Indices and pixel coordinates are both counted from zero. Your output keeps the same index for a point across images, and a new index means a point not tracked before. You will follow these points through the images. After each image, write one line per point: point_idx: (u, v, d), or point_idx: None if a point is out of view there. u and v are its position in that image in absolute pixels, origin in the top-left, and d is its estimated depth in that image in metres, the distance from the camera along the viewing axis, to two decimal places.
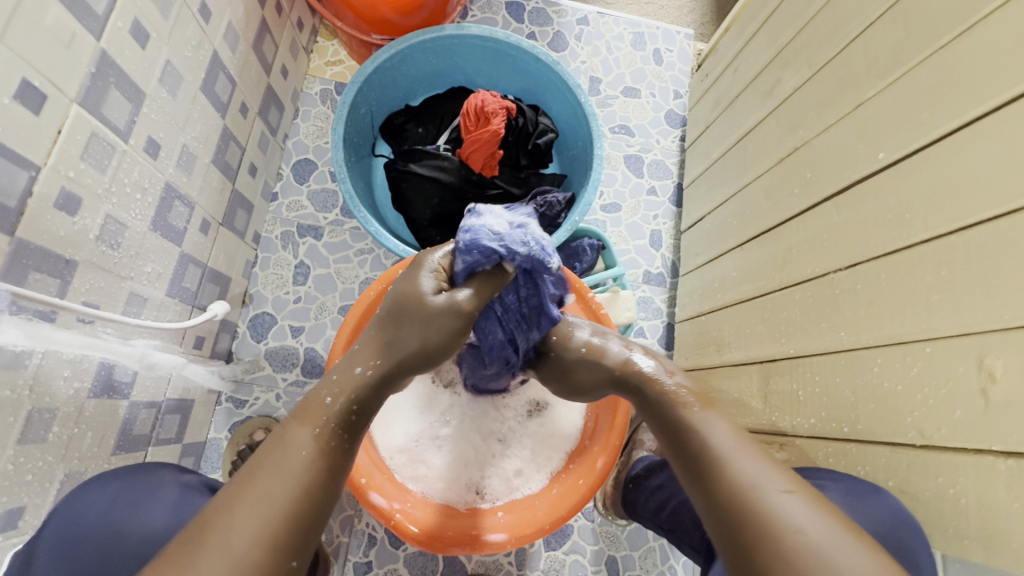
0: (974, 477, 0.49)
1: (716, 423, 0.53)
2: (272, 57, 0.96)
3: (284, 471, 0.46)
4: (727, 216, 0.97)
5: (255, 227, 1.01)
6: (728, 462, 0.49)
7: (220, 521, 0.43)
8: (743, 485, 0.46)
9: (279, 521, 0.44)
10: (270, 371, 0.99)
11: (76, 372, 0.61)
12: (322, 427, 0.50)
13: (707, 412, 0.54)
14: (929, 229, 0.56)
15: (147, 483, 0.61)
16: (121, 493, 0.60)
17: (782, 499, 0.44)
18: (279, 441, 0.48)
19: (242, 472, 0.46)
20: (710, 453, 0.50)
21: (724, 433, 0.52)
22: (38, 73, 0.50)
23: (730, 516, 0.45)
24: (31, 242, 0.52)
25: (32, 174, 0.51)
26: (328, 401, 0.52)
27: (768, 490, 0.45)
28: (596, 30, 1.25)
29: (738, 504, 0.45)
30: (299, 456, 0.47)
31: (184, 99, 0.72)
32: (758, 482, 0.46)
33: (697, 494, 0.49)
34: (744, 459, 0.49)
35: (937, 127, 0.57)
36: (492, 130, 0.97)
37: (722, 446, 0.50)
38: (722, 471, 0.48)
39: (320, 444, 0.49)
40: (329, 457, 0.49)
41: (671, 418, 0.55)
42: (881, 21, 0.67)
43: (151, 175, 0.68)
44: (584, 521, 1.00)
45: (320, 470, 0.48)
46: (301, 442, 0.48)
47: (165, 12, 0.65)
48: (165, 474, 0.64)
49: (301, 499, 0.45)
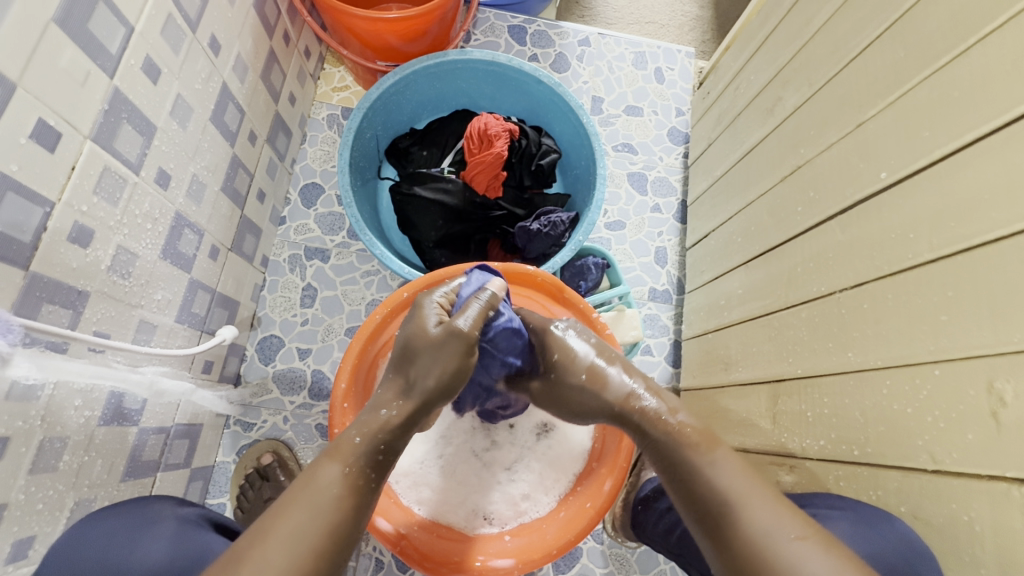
0: (988, 504, 0.48)
1: (728, 464, 0.52)
2: (280, 85, 0.98)
3: (312, 506, 0.47)
4: (732, 233, 0.97)
5: (263, 251, 1.03)
6: (742, 508, 0.47)
7: (251, 556, 0.43)
8: (754, 531, 0.46)
9: (309, 557, 0.44)
10: (278, 395, 1.00)
11: (87, 401, 0.62)
12: (351, 465, 0.51)
13: (716, 452, 0.53)
14: (934, 249, 0.55)
15: (144, 517, 0.61)
16: (115, 527, 0.59)
17: (793, 546, 0.44)
18: (310, 477, 0.49)
19: (273, 508, 0.47)
20: (724, 498, 0.49)
21: (735, 475, 0.50)
22: (53, 113, 0.52)
23: (735, 559, 0.46)
24: (44, 276, 0.54)
25: (45, 210, 0.53)
26: (356, 440, 0.53)
27: (782, 537, 0.45)
28: (597, 51, 1.27)
29: (753, 549, 0.45)
30: (326, 493, 0.48)
31: (194, 130, 0.74)
32: (771, 528, 0.45)
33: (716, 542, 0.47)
34: (755, 501, 0.48)
35: (937, 147, 0.57)
36: (495, 153, 0.98)
37: (732, 488, 0.49)
38: (730, 516, 0.47)
39: (349, 483, 0.50)
40: (357, 496, 0.50)
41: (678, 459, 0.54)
42: (878, 42, 0.68)
43: (161, 206, 0.69)
44: (593, 543, 0.98)
45: (346, 509, 0.48)
46: (329, 480, 0.49)
47: (176, 48, 0.67)
48: (163, 507, 0.64)
49: (325, 539, 0.46)
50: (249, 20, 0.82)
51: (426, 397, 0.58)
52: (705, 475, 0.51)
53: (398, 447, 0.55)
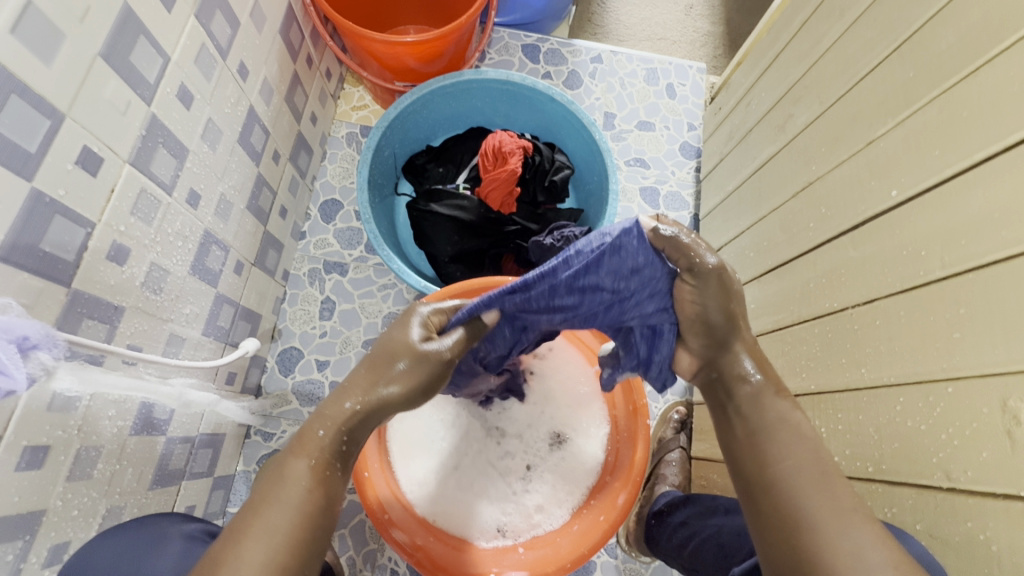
0: (1004, 522, 0.47)
1: (804, 450, 0.51)
2: (302, 105, 1.02)
3: (283, 503, 0.48)
4: (744, 247, 0.98)
5: (284, 266, 1.06)
6: (809, 494, 0.48)
7: (230, 555, 0.45)
8: (804, 520, 0.47)
9: (289, 547, 0.46)
10: (297, 405, 1.02)
11: (120, 412, 0.64)
12: (317, 457, 0.51)
13: (798, 436, 0.52)
14: (946, 267, 0.56)
15: (152, 534, 0.63)
16: (129, 546, 0.61)
17: (854, 536, 0.44)
18: (278, 474, 0.50)
19: (249, 506, 0.48)
20: (794, 483, 0.49)
21: (812, 460, 0.50)
22: (97, 140, 0.55)
23: (790, 540, 0.46)
24: (85, 293, 0.57)
25: (87, 231, 0.56)
26: (320, 432, 0.53)
27: (840, 525, 0.45)
28: (609, 68, 1.29)
29: (812, 533, 0.46)
30: (295, 488, 0.49)
31: (223, 150, 0.77)
32: (833, 515, 0.46)
33: (776, 523, 0.48)
34: (818, 492, 0.48)
35: (948, 165, 0.57)
36: (509, 170, 1.00)
37: (801, 473, 0.49)
38: (796, 497, 0.48)
39: (316, 476, 0.50)
40: (325, 486, 0.51)
41: (750, 434, 0.54)
42: (887, 61, 0.69)
43: (191, 225, 0.72)
44: (607, 557, 0.98)
45: (316, 500, 0.49)
46: (297, 474, 0.50)
47: (208, 75, 0.70)
48: (168, 525, 0.65)
49: (300, 533, 0.47)
50: (276, 45, 0.86)
51: (389, 400, 0.56)
52: (778, 455, 0.51)
53: (362, 435, 0.55)
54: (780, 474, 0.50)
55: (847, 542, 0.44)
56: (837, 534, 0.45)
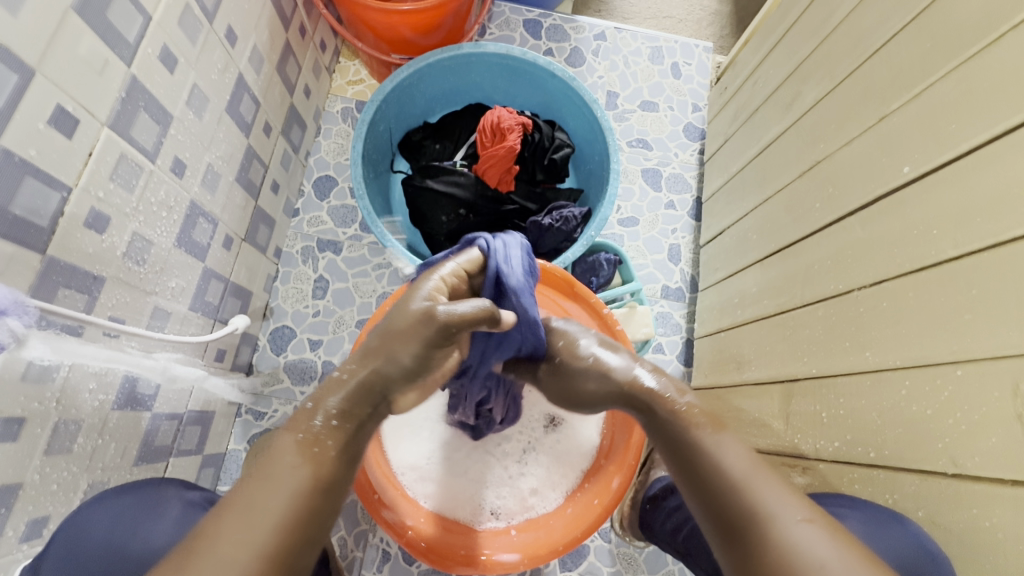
0: (1011, 511, 0.45)
1: (728, 447, 0.52)
2: (295, 77, 0.99)
3: (270, 478, 0.47)
4: (747, 230, 0.95)
5: (277, 242, 1.04)
6: (748, 490, 0.48)
7: (213, 533, 0.43)
8: (751, 518, 0.46)
9: (273, 526, 0.44)
10: (289, 384, 1.00)
11: (101, 385, 0.63)
12: (304, 433, 0.51)
13: (721, 434, 0.54)
14: (958, 246, 0.53)
15: (151, 498, 0.62)
16: (129, 507, 0.61)
17: (798, 528, 0.44)
18: (268, 451, 0.50)
19: (238, 484, 0.48)
20: (730, 483, 0.49)
21: (738, 459, 0.51)
22: (71, 99, 0.52)
23: (741, 542, 0.46)
24: (61, 260, 0.55)
25: (63, 195, 0.53)
26: (309, 407, 0.54)
27: (785, 519, 0.45)
28: (613, 45, 1.26)
29: (760, 534, 0.45)
30: (282, 462, 0.48)
31: (210, 119, 0.74)
32: (774, 509, 0.46)
33: (727, 526, 0.47)
34: (760, 485, 0.48)
35: (966, 139, 0.55)
36: (507, 146, 0.97)
37: (734, 471, 0.50)
38: (737, 497, 0.48)
39: (304, 448, 0.50)
40: (317, 460, 0.50)
41: (679, 439, 0.55)
42: (903, 33, 0.66)
43: (177, 195, 0.70)
44: (601, 542, 0.98)
45: (306, 475, 0.48)
46: (284, 450, 0.49)
47: (193, 38, 0.67)
48: (170, 489, 0.64)
49: (286, 510, 0.45)
50: (266, 12, 0.83)
51: (388, 369, 0.57)
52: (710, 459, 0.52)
53: (355, 410, 0.54)
54: (717, 477, 0.50)
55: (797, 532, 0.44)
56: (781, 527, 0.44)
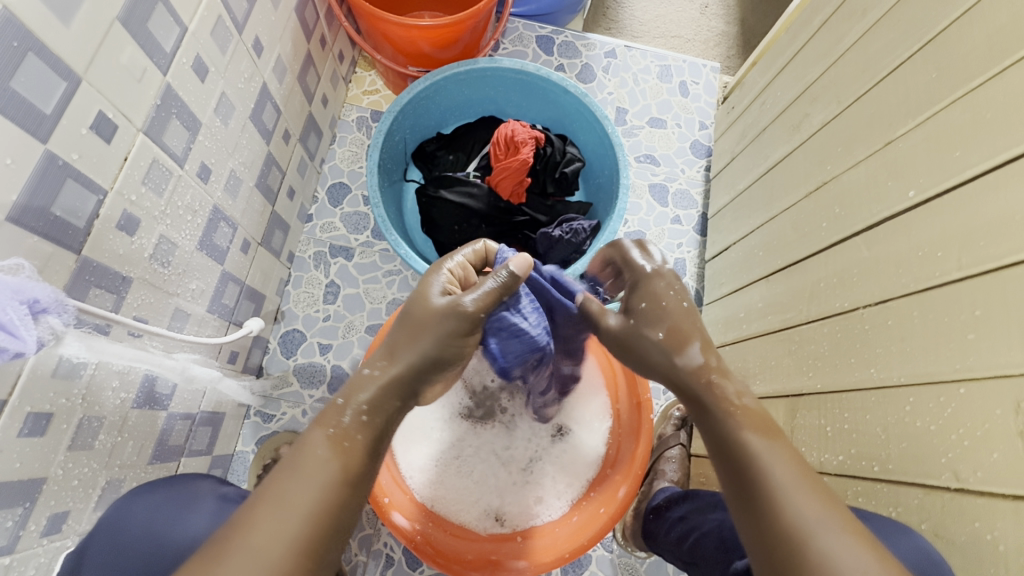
0: (1012, 521, 0.47)
1: (778, 455, 0.52)
2: (314, 86, 1.01)
3: (308, 471, 0.49)
4: (753, 247, 0.98)
5: (290, 247, 1.05)
6: (792, 502, 0.49)
7: (250, 523, 0.45)
8: (789, 534, 0.48)
9: (308, 517, 0.46)
10: (298, 387, 1.01)
11: (123, 383, 0.64)
12: (334, 428, 0.52)
13: (771, 442, 0.53)
14: (962, 268, 0.55)
15: (186, 493, 0.63)
16: (165, 500, 0.61)
17: (840, 542, 0.46)
18: (299, 445, 0.51)
19: (272, 475, 0.49)
20: (774, 493, 0.50)
21: (784, 471, 0.51)
22: (112, 106, 0.55)
23: (776, 548, 0.48)
24: (94, 260, 0.56)
25: (99, 198, 0.55)
26: (340, 403, 0.55)
27: (827, 534, 0.47)
28: (623, 63, 1.29)
29: (797, 545, 0.47)
30: (315, 455, 0.50)
31: (235, 126, 0.76)
32: (818, 524, 0.47)
33: (762, 530, 0.49)
34: (805, 499, 0.49)
35: (968, 166, 0.57)
36: (521, 159, 0.99)
37: (781, 482, 0.50)
38: (780, 507, 0.49)
39: (336, 442, 0.51)
40: (349, 453, 0.51)
41: (726, 439, 0.55)
42: (911, 61, 0.68)
43: (202, 199, 0.72)
44: (603, 551, 0.99)
45: (340, 468, 0.50)
46: (317, 444, 0.51)
47: (223, 48, 0.69)
48: (203, 485, 0.65)
49: (320, 505, 0.47)
50: (291, 24, 0.85)
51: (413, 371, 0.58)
52: (757, 465, 0.52)
53: (382, 404, 0.56)
54: (766, 486, 0.50)
55: (836, 540, 0.46)
56: (820, 537, 0.47)
